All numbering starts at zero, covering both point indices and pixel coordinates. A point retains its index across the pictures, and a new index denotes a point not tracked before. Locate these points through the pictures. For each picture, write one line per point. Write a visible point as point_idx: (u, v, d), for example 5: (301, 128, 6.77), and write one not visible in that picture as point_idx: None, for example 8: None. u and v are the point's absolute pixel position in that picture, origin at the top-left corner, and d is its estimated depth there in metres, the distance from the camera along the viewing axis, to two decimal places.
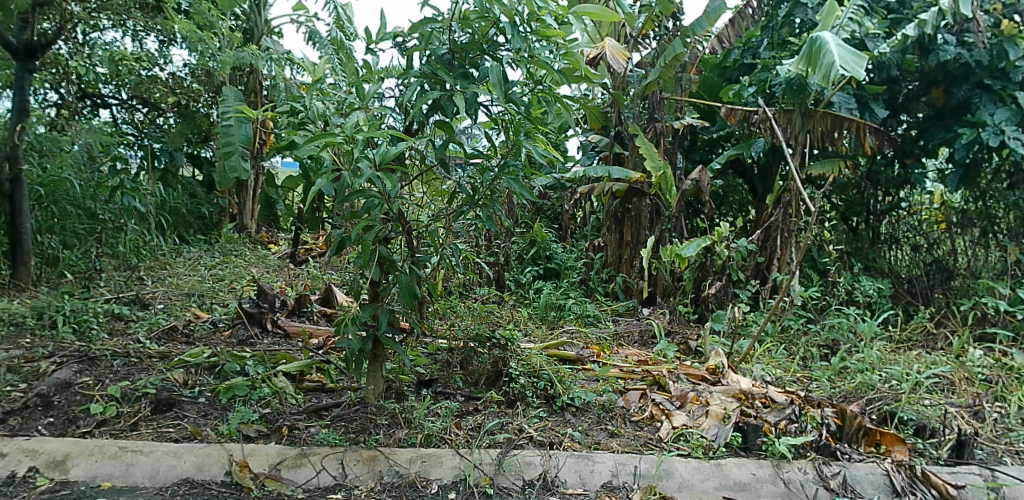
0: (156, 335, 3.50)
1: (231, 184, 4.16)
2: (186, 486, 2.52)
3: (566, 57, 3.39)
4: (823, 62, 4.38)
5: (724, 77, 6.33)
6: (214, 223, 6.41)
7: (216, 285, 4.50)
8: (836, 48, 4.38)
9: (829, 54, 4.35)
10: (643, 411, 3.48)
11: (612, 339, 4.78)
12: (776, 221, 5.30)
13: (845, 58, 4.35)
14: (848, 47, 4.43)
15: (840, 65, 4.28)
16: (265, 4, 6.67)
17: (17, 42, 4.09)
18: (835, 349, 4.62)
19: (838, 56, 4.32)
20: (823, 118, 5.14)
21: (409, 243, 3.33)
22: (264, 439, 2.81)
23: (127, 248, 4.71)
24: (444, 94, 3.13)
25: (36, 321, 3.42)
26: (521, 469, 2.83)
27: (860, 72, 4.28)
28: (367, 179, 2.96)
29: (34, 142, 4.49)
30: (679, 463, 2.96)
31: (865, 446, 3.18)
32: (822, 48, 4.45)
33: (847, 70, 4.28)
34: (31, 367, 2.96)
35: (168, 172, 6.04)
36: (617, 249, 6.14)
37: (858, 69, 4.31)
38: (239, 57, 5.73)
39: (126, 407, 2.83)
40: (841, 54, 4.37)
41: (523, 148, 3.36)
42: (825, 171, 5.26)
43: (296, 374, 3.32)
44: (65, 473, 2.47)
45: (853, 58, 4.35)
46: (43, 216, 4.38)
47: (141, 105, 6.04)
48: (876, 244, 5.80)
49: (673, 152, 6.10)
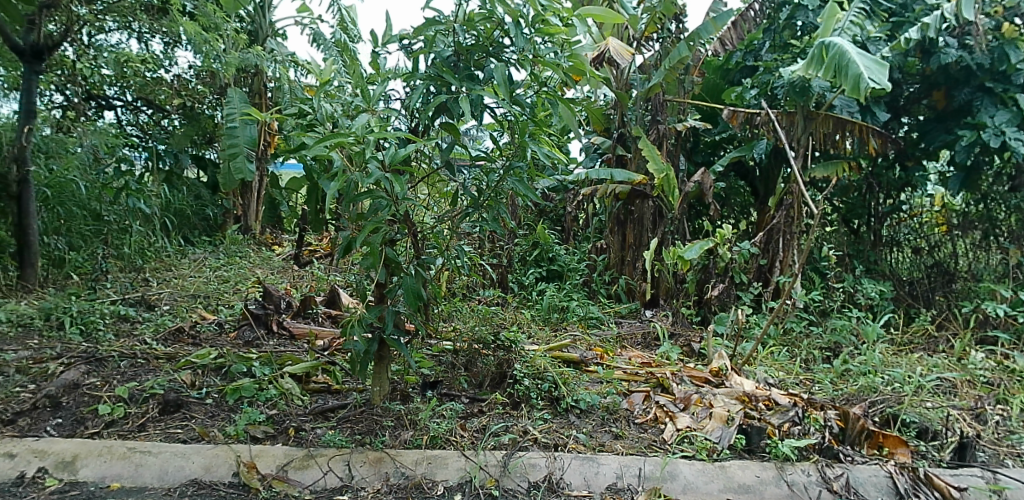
0: (162, 336, 3.51)
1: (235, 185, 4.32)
2: (195, 486, 2.53)
3: (570, 58, 3.39)
4: (849, 72, 4.30)
5: (727, 79, 6.33)
6: (219, 224, 6.42)
7: (221, 286, 4.51)
8: (858, 59, 4.32)
9: (855, 64, 4.28)
10: (647, 413, 3.48)
11: (615, 341, 4.78)
12: (778, 223, 5.30)
13: (869, 68, 4.31)
14: (867, 55, 4.39)
15: (869, 76, 4.22)
16: (269, 6, 6.69)
17: (23, 43, 4.08)
18: (837, 351, 4.62)
19: (864, 67, 4.26)
20: (827, 120, 5.14)
21: (415, 245, 3.33)
22: (271, 440, 2.81)
23: (132, 250, 4.72)
24: (450, 97, 3.15)
25: (43, 322, 3.43)
26: (526, 471, 2.83)
27: (887, 82, 4.25)
28: (376, 181, 2.98)
29: (40, 144, 4.45)
30: (683, 466, 2.96)
31: (867, 449, 3.18)
32: (843, 57, 4.37)
33: (877, 82, 4.25)
34: (40, 368, 2.97)
35: (172, 173, 6.18)
36: (620, 251, 6.14)
37: (882, 78, 4.29)
38: (244, 58, 5.76)
39: (134, 408, 2.84)
40: (864, 63, 4.32)
41: (528, 149, 3.38)
42: (828, 173, 5.26)
43: (302, 376, 3.33)
44: (74, 473, 2.47)
45: (876, 67, 4.31)
46: (50, 217, 4.39)
47: (145, 107, 5.98)
48: (878, 247, 5.81)
49: (676, 154, 6.10)
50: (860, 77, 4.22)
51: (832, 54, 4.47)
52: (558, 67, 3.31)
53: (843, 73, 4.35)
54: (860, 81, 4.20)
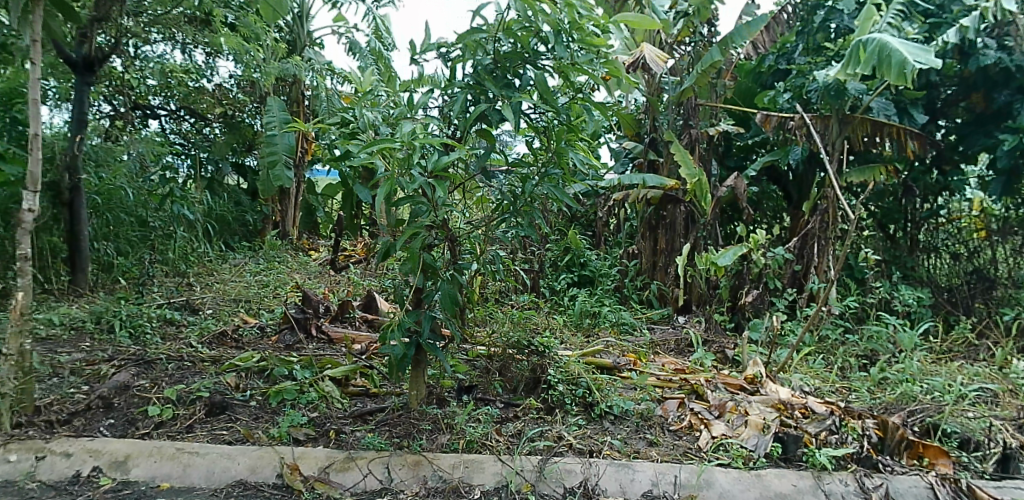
0: (206, 340, 3.60)
1: (274, 190, 4.56)
2: (241, 487, 2.58)
3: (606, 65, 3.40)
4: (894, 61, 4.27)
5: (759, 83, 6.28)
6: (258, 230, 6.58)
7: (261, 291, 4.61)
8: (900, 46, 4.30)
9: (898, 52, 4.25)
10: (682, 420, 3.46)
11: (648, 347, 4.76)
12: (813, 229, 5.24)
13: (914, 53, 4.28)
14: (908, 41, 4.37)
15: (916, 60, 4.19)
16: (307, 16, 6.84)
17: (76, 56, 4.25)
18: (874, 360, 4.53)
19: (909, 52, 4.23)
20: (865, 123, 5.04)
21: (452, 250, 3.35)
22: (312, 442, 2.86)
23: (176, 255, 4.84)
24: (489, 104, 3.18)
25: (94, 326, 3.53)
26: (562, 476, 2.84)
27: (936, 62, 4.22)
28: (419, 186, 3.05)
29: (90, 153, 4.56)
30: (719, 474, 2.94)
31: (907, 459, 3.12)
32: (883, 48, 4.34)
33: (925, 63, 4.22)
34: (92, 370, 3.05)
35: (214, 180, 6.25)
36: (652, 256, 6.09)
37: (930, 59, 4.25)
38: (284, 68, 5.93)
39: (181, 410, 2.89)
40: (907, 50, 4.29)
41: (565, 156, 3.41)
42: (865, 178, 5.15)
43: (341, 379, 3.39)
44: (127, 473, 2.52)
45: (920, 51, 4.28)
46: (99, 223, 4.52)
47: (188, 116, 6.11)
48: (915, 252, 5.69)
49: (709, 159, 6.07)
50: (907, 63, 4.19)
51: (870, 48, 4.44)
52: (595, 74, 3.31)
53: (887, 64, 4.32)
54: (907, 67, 4.18)
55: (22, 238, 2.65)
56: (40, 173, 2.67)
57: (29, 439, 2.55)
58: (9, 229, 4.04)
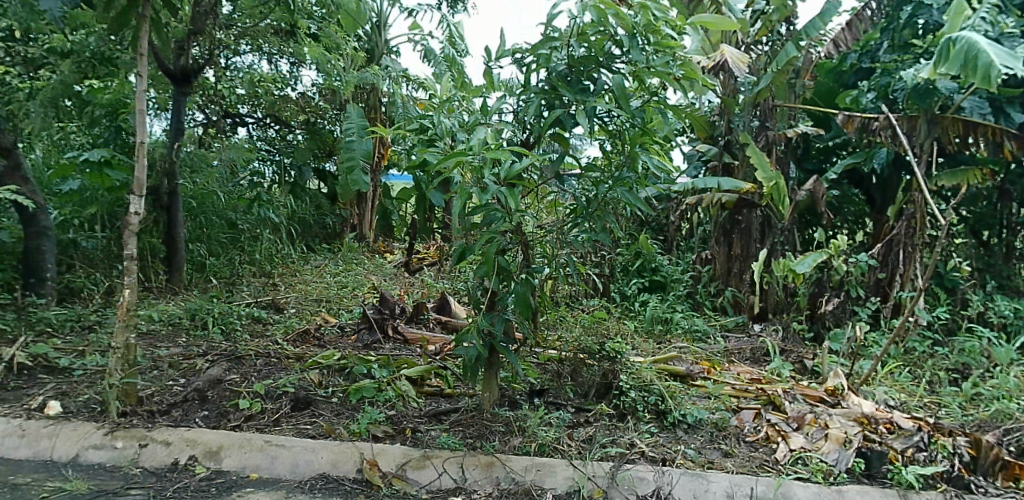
0: (291, 337, 3.76)
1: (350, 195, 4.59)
2: (322, 480, 2.65)
3: (683, 67, 3.32)
4: (980, 63, 4.02)
5: (841, 82, 6.07)
6: (336, 233, 6.87)
7: (340, 291, 4.78)
8: (988, 47, 4.04)
9: (985, 53, 4.00)
10: (757, 432, 3.36)
11: (723, 355, 4.64)
12: (898, 235, 4.99)
13: (1001, 57, 4.04)
14: (996, 44, 4.12)
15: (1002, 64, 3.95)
16: (384, 25, 7.06)
17: (174, 68, 4.50)
18: (966, 374, 4.27)
19: (996, 55, 3.99)
20: (957, 123, 4.78)
21: (526, 254, 3.35)
22: (390, 439, 2.92)
23: (262, 256, 5.11)
24: (564, 109, 3.20)
25: (189, 322, 3.75)
26: (634, 484, 2.81)
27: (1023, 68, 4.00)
28: (493, 194, 3.09)
29: (186, 159, 4.72)
30: (799, 488, 2.84)
31: (1003, 481, 2.93)
32: (971, 48, 4.08)
33: (1012, 68, 3.99)
34: (188, 364, 3.20)
35: (297, 185, 6.56)
36: (726, 262, 5.93)
37: (1016, 65, 4.02)
38: (362, 76, 6.16)
39: (269, 404, 3.01)
40: (995, 52, 4.04)
41: (638, 160, 3.38)
42: (957, 181, 4.87)
43: (416, 379, 3.46)
44: (219, 463, 2.61)
45: (1007, 56, 4.04)
46: (193, 226, 4.80)
47: (273, 123, 6.46)
48: (1012, 261, 5.34)
49: (786, 162, 5.87)
50: (993, 66, 3.94)
51: (957, 46, 4.15)
52: (670, 77, 3.26)
53: (972, 65, 4.06)
54: (993, 70, 3.93)
55: (128, 239, 2.85)
56: (146, 178, 2.89)
57: (132, 427, 2.63)
58: (113, 231, 4.40)
